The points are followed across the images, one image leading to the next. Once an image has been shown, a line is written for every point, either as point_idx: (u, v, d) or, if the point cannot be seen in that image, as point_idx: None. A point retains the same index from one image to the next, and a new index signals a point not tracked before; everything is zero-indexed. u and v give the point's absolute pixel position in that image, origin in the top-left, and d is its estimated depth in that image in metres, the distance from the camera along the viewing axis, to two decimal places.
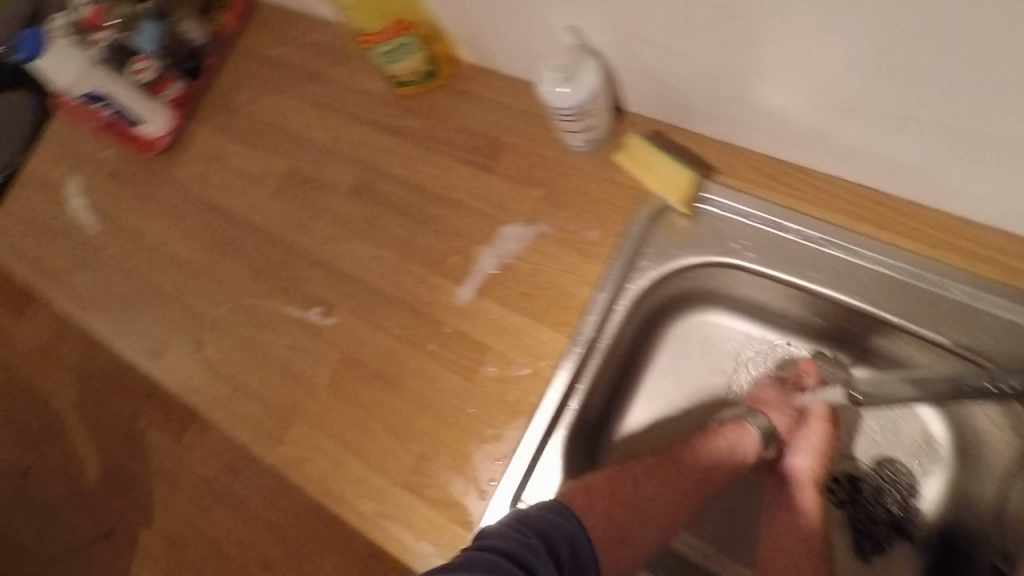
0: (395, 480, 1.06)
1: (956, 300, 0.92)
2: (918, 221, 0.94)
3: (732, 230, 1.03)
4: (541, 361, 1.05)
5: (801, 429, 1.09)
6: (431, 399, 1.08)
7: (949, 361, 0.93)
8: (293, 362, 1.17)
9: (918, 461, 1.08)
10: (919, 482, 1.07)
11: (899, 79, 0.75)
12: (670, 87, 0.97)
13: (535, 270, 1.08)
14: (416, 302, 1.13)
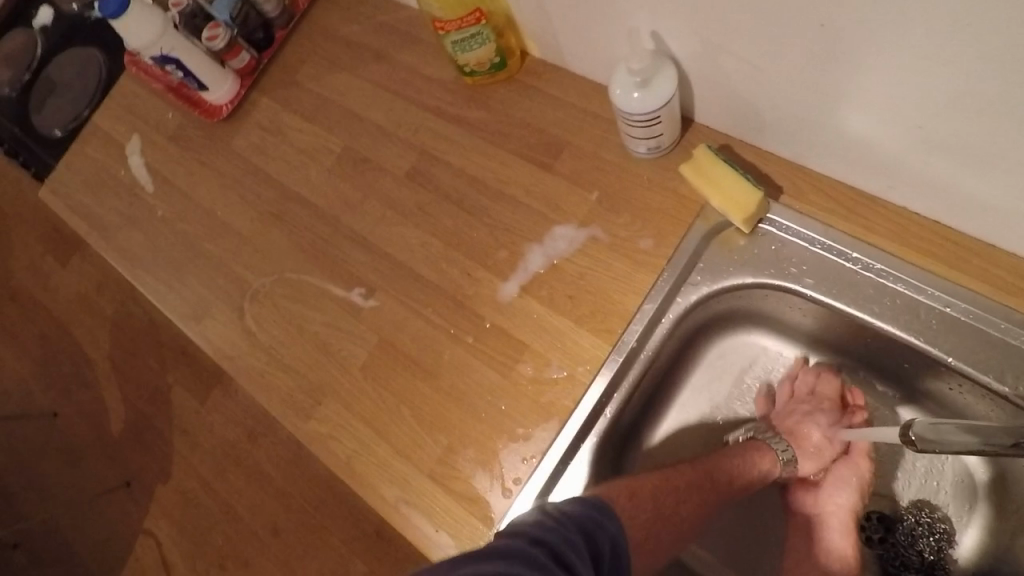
0: (420, 468, 1.06)
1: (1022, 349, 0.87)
2: (990, 264, 0.90)
3: (790, 253, 0.99)
4: (580, 365, 1.03)
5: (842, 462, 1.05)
6: (464, 392, 1.07)
7: (1008, 413, 0.89)
8: (330, 339, 1.18)
9: (958, 509, 1.01)
10: (957, 531, 1.00)
11: (991, 113, 0.72)
12: (745, 99, 0.95)
13: (583, 273, 1.07)
14: (459, 292, 1.13)
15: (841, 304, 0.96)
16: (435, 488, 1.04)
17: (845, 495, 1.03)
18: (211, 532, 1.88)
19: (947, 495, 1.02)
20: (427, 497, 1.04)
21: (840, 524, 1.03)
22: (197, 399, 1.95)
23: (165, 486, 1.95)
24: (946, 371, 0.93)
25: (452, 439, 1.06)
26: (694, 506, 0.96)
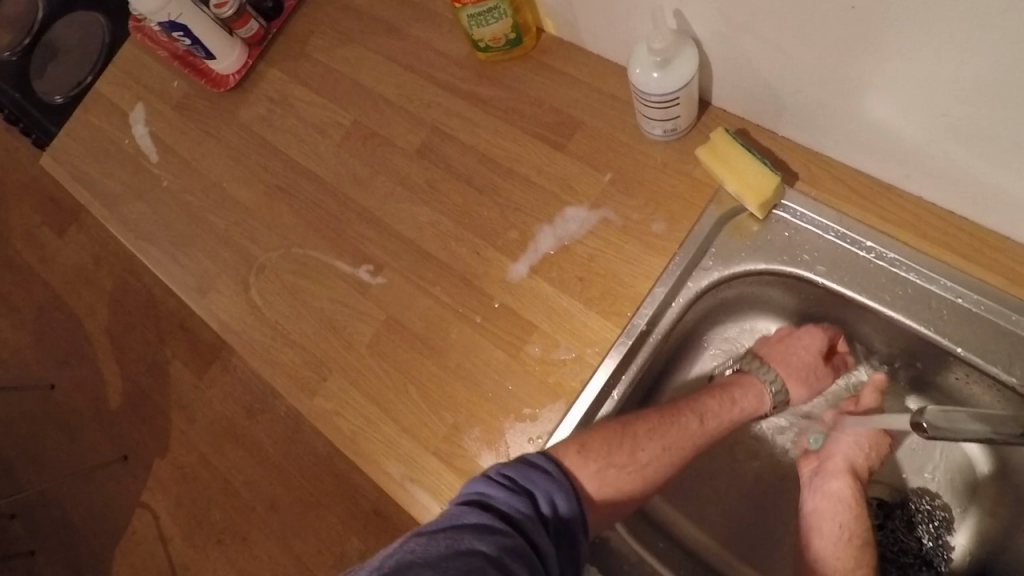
0: (425, 448, 1.06)
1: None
2: (1004, 255, 0.90)
3: (803, 240, 0.99)
4: (588, 347, 1.03)
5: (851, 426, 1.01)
6: (471, 372, 1.07)
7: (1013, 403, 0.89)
8: (336, 316, 1.17)
9: (958, 499, 1.02)
10: (956, 520, 1.02)
11: (1007, 100, 0.71)
12: (764, 80, 0.94)
13: (593, 256, 1.07)
14: (468, 272, 1.12)
15: (852, 292, 0.96)
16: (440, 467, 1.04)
17: (839, 456, 0.99)
18: (210, 505, 1.89)
19: (950, 487, 1.03)
20: (431, 476, 1.04)
21: (839, 496, 0.96)
22: (197, 373, 1.94)
23: (164, 460, 1.95)
24: (952, 363, 0.93)
25: (458, 418, 1.06)
26: (657, 455, 0.90)
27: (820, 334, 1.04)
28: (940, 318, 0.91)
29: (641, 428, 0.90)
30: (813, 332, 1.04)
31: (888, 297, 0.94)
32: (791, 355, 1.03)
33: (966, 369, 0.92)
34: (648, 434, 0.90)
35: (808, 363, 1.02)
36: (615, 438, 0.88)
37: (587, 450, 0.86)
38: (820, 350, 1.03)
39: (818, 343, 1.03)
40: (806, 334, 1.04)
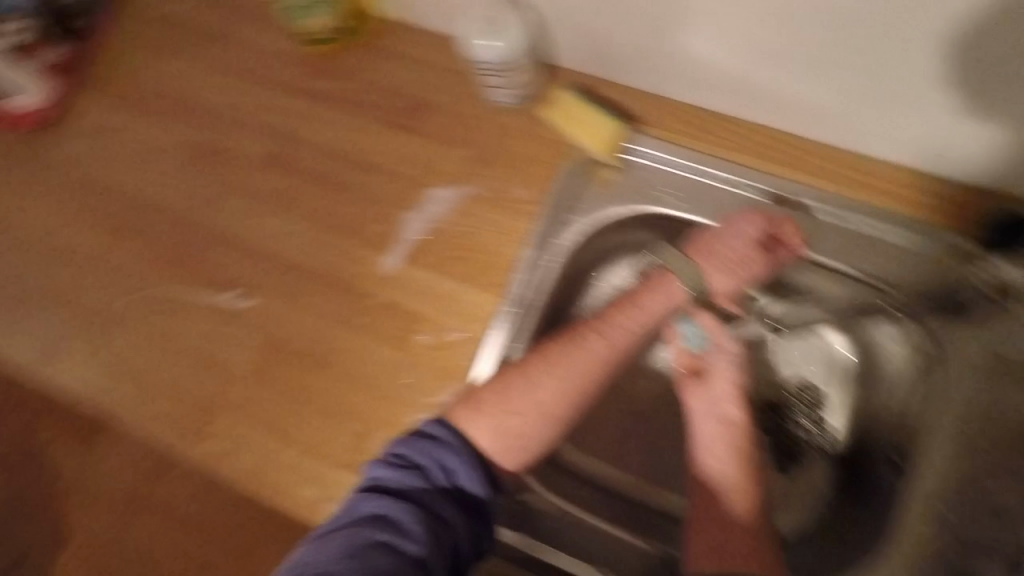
0: (290, 479, 0.92)
1: (891, 241, 0.83)
2: (849, 169, 0.86)
3: (655, 177, 0.93)
4: (479, 323, 0.92)
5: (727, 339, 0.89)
6: (334, 379, 0.94)
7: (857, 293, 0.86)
8: (206, 350, 1.01)
9: (831, 380, 0.92)
10: (822, 398, 0.92)
11: None
12: (591, 36, 0.91)
13: (467, 233, 0.96)
14: (318, 269, 1.00)
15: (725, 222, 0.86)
16: (313, 498, 0.90)
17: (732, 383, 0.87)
18: None
19: (824, 369, 0.92)
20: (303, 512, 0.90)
21: (732, 424, 0.86)
22: None
23: None
24: (818, 248, 0.85)
25: (328, 434, 0.92)
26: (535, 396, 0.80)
27: (765, 219, 0.84)
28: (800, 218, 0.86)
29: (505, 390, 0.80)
30: (754, 220, 0.84)
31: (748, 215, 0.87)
32: (730, 248, 0.84)
33: (829, 251, 0.85)
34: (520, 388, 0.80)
35: (740, 250, 0.84)
36: (513, 388, 0.80)
37: (482, 406, 0.79)
38: (756, 234, 0.84)
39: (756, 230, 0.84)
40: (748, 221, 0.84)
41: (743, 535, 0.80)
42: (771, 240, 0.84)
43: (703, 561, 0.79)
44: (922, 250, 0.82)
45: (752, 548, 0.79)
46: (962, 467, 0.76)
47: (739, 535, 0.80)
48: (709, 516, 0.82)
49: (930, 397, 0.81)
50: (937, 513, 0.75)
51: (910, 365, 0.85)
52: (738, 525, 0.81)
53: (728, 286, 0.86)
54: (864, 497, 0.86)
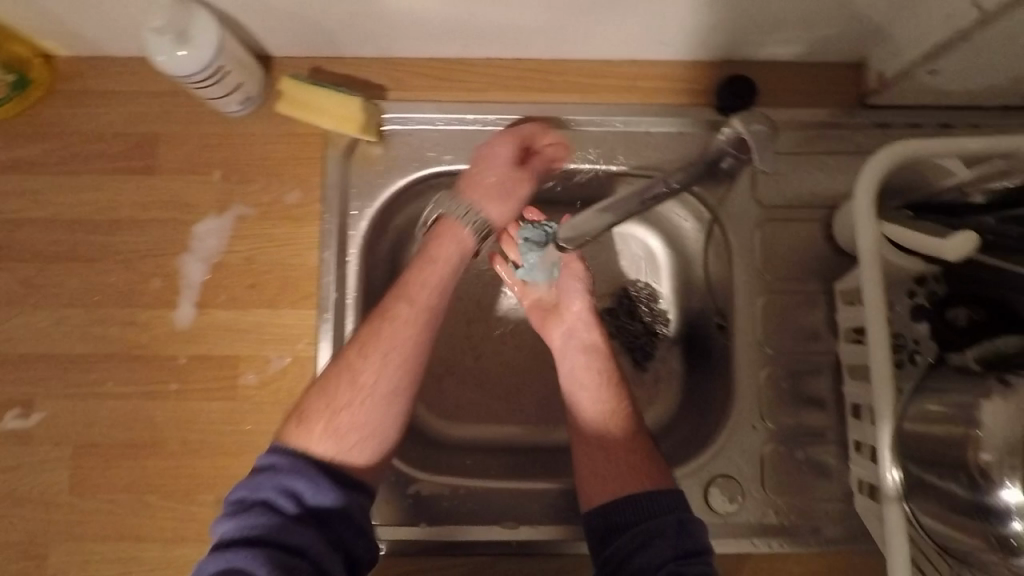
0: (74, 411, 0.66)
1: (915, 151, 0.56)
2: (658, 91, 0.71)
3: (511, 73, 0.71)
4: (351, 112, 0.67)
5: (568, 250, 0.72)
6: (121, 269, 0.68)
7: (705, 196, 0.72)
8: (85, 134, 0.69)
9: (629, 269, 0.79)
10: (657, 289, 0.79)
11: None
12: (309, 15, 0.62)
13: (359, 66, 0.70)
14: (97, 130, 0.70)
15: (559, 117, 0.71)
16: (97, 435, 0.66)
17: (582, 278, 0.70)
18: None
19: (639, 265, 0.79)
20: (86, 446, 0.66)
21: (592, 346, 0.69)
22: None
23: None
24: (684, 132, 0.71)
25: (100, 346, 0.67)
26: (356, 277, 0.69)
27: (512, 137, 0.67)
28: (670, 86, 0.71)
29: (324, 280, 0.68)
30: (502, 142, 0.66)
31: (619, 124, 0.71)
32: (483, 181, 0.67)
33: (694, 123, 0.71)
34: (345, 254, 0.68)
35: (503, 173, 0.67)
36: (333, 273, 0.68)
37: (307, 419, 0.58)
38: (510, 155, 0.66)
39: (507, 152, 0.66)
40: (495, 143, 0.66)
41: (636, 453, 0.65)
42: (526, 158, 0.68)
43: (598, 495, 0.64)
44: (884, 166, 0.56)
45: (643, 461, 0.64)
46: (781, 345, 0.70)
47: (624, 449, 0.65)
48: (597, 441, 0.66)
49: (744, 263, 0.71)
50: (773, 392, 0.70)
51: (874, 316, 0.55)
52: (610, 428, 0.67)
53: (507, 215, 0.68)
54: (678, 380, 0.78)
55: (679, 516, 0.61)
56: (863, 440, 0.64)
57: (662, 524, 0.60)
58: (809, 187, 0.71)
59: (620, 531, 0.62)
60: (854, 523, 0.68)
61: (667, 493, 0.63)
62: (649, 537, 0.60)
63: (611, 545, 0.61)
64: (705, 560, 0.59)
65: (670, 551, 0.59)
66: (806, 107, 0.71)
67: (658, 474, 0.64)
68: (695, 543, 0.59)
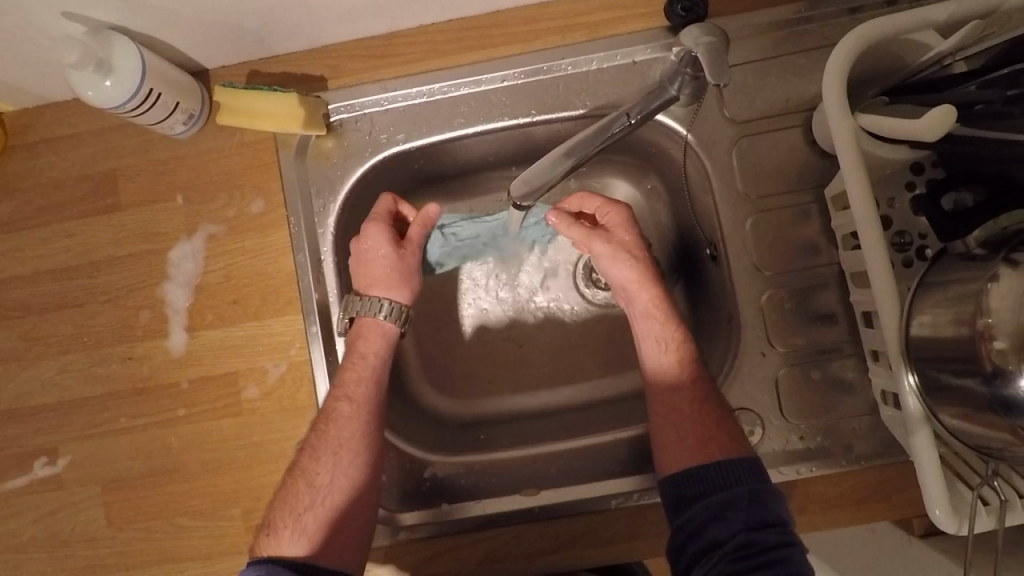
0: (96, 451, 0.69)
1: (882, 32, 0.53)
2: (605, 23, 0.67)
3: (449, 37, 0.68)
4: (292, 109, 0.65)
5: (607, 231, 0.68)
6: (110, 307, 0.70)
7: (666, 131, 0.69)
8: (50, 185, 0.70)
9: None
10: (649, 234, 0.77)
11: None
12: (226, 19, 0.61)
13: (297, 62, 0.69)
14: (59, 177, 0.70)
15: (503, 72, 0.68)
16: (121, 469, 0.68)
17: (611, 241, 0.67)
18: None
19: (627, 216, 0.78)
20: (111, 482, 0.68)
21: (652, 313, 0.66)
22: None
23: None
24: (636, 61, 0.67)
25: (106, 385, 0.69)
26: (334, 273, 0.69)
27: (381, 221, 0.68)
28: (616, 15, 0.67)
29: (303, 282, 0.68)
30: (374, 229, 0.68)
31: (568, 67, 0.67)
32: (375, 270, 0.67)
33: (646, 50, 0.67)
34: (319, 253, 0.69)
35: (389, 261, 0.68)
36: (312, 276, 0.68)
37: (277, 523, 0.59)
38: (386, 238, 0.67)
39: (383, 235, 0.67)
40: (369, 234, 0.67)
41: (706, 423, 0.60)
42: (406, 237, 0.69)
43: (670, 465, 0.60)
44: (847, 57, 0.53)
45: (712, 430, 0.60)
46: (780, 264, 0.66)
47: (698, 416, 0.61)
48: (675, 409, 0.62)
49: (722, 187, 0.67)
50: (777, 315, 0.66)
51: (867, 218, 0.52)
52: (679, 395, 0.63)
53: (405, 290, 0.69)
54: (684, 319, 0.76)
55: (752, 487, 0.55)
56: (879, 349, 0.61)
57: (732, 495, 0.55)
58: (781, 93, 0.66)
59: (693, 502, 0.57)
60: (884, 436, 0.64)
61: (741, 460, 0.58)
62: (720, 508, 0.55)
63: (682, 515, 0.57)
64: (784, 532, 0.53)
65: (742, 523, 0.54)
66: (764, 8, 0.66)
67: (735, 445, 0.59)
68: (770, 515, 0.54)
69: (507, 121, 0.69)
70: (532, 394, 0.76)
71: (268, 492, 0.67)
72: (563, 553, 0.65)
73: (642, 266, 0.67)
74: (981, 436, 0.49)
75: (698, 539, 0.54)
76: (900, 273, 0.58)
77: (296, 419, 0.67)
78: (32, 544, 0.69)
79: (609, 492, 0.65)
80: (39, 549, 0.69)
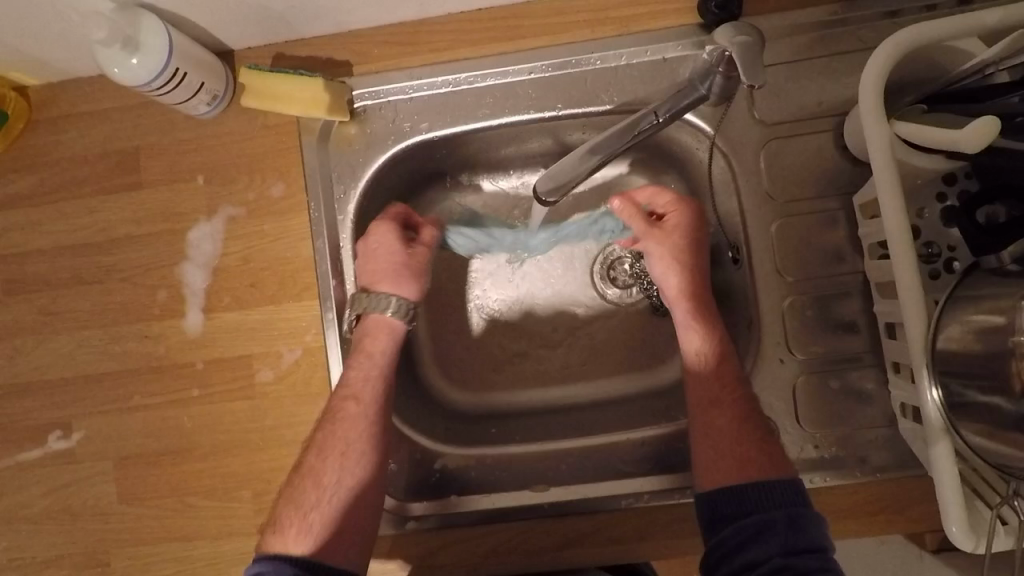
0: (109, 426, 0.69)
1: (923, 39, 0.52)
2: (636, 17, 0.66)
3: (477, 26, 0.67)
4: (317, 93, 0.65)
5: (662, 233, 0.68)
6: (129, 285, 0.70)
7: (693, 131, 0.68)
8: (72, 159, 0.70)
9: None
10: None
11: None
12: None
13: (322, 46, 0.68)
14: (82, 152, 0.70)
15: (530, 64, 0.67)
16: (133, 446, 0.69)
17: (665, 243, 0.68)
18: None
19: None
20: (124, 459, 0.69)
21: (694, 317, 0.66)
22: None
23: None
24: (667, 58, 0.66)
25: (122, 362, 0.70)
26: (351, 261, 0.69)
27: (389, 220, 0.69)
28: (649, 10, 0.66)
29: (321, 268, 0.68)
30: (382, 228, 0.68)
31: (596, 61, 0.66)
32: (381, 265, 0.67)
33: (677, 47, 0.65)
34: (337, 239, 0.68)
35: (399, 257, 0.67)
36: (330, 264, 0.68)
37: (281, 523, 0.59)
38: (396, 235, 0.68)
39: (391, 232, 0.68)
40: (378, 230, 0.68)
41: (749, 445, 0.59)
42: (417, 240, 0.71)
43: (708, 482, 0.59)
44: (884, 62, 0.52)
45: (754, 452, 0.59)
46: (803, 271, 0.65)
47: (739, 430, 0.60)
48: (712, 418, 0.62)
49: (748, 190, 0.66)
50: (798, 322, 0.65)
51: (898, 230, 0.51)
52: (722, 414, 0.61)
53: (410, 284, 0.68)
54: None
55: (791, 511, 0.54)
56: (901, 362, 0.60)
57: (771, 518, 0.54)
58: (813, 96, 0.65)
59: (727, 522, 0.56)
60: (900, 449, 0.64)
61: (782, 481, 0.56)
62: (758, 529, 0.54)
63: (717, 533, 0.56)
64: (825, 559, 0.52)
65: (780, 548, 0.53)
66: (799, 9, 0.64)
67: (776, 467, 0.58)
68: (811, 540, 0.53)
69: (532, 114, 0.68)
70: (543, 391, 0.76)
71: (279, 476, 0.67)
72: (571, 550, 0.65)
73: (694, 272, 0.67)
74: (1004, 455, 0.49)
75: (733, 561, 0.54)
76: (927, 285, 0.57)
77: (310, 404, 0.67)
78: (44, 515, 0.69)
79: (620, 492, 0.65)
80: (50, 522, 0.69)
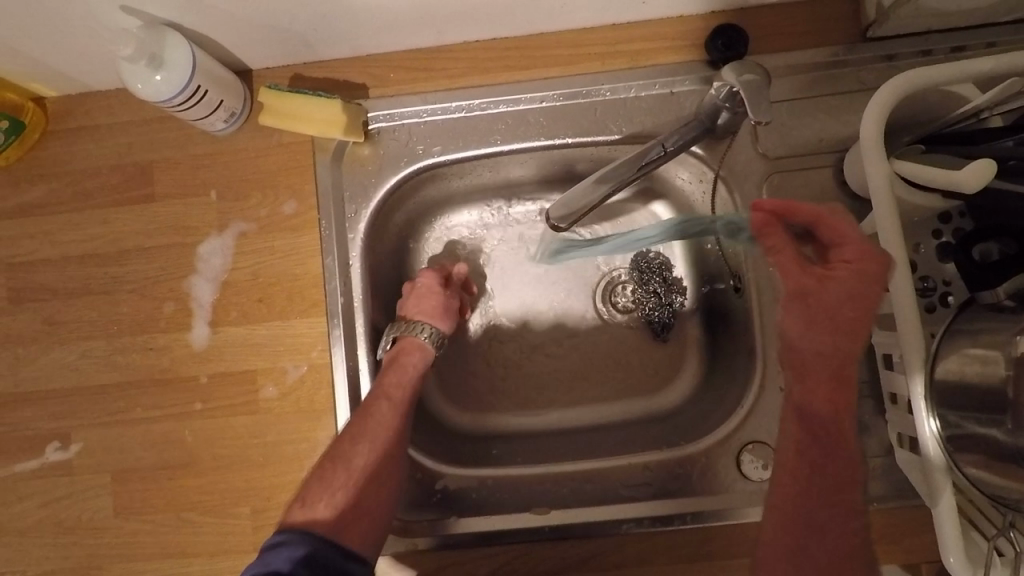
0: (109, 438, 0.69)
1: (921, 83, 0.54)
2: (646, 53, 0.68)
3: (492, 56, 0.70)
4: (333, 114, 0.66)
5: (826, 295, 0.55)
6: (135, 296, 0.70)
7: (695, 161, 0.70)
8: (85, 172, 0.71)
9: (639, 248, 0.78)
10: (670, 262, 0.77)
11: None
12: (279, 23, 0.62)
13: (339, 69, 0.70)
14: (96, 163, 0.71)
15: (542, 93, 0.69)
16: (132, 459, 0.68)
17: (812, 303, 0.55)
18: None
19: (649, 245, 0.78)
20: (123, 472, 0.68)
21: (808, 417, 0.58)
22: None
23: None
24: (674, 92, 0.68)
25: (124, 374, 0.69)
26: (361, 280, 0.69)
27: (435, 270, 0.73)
28: (658, 46, 0.68)
29: (330, 286, 0.68)
30: (430, 272, 0.73)
31: (606, 93, 0.69)
32: (423, 302, 0.71)
33: (685, 82, 0.68)
34: (347, 259, 0.69)
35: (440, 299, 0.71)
36: (339, 282, 0.68)
37: (311, 501, 0.60)
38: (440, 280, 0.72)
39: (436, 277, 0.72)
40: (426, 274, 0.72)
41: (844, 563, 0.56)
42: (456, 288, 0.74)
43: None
44: (883, 106, 0.54)
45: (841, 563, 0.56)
46: None
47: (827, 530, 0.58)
48: (800, 514, 0.57)
49: None
50: None
51: (902, 266, 0.53)
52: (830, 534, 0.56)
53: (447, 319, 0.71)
54: (700, 348, 0.76)
55: None
56: (898, 393, 0.61)
57: None
58: (810, 133, 0.67)
59: None
60: (897, 479, 0.65)
61: None
62: None
63: None
64: None
65: None
66: (802, 50, 0.67)
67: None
68: None
69: (542, 141, 0.69)
70: (543, 414, 0.77)
71: (279, 493, 0.67)
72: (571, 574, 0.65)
73: (844, 349, 0.57)
74: (1000, 486, 0.51)
75: None
76: (925, 318, 0.59)
77: (314, 421, 0.67)
78: (37, 527, 0.68)
79: (622, 516, 0.65)
80: (42, 535, 0.68)
